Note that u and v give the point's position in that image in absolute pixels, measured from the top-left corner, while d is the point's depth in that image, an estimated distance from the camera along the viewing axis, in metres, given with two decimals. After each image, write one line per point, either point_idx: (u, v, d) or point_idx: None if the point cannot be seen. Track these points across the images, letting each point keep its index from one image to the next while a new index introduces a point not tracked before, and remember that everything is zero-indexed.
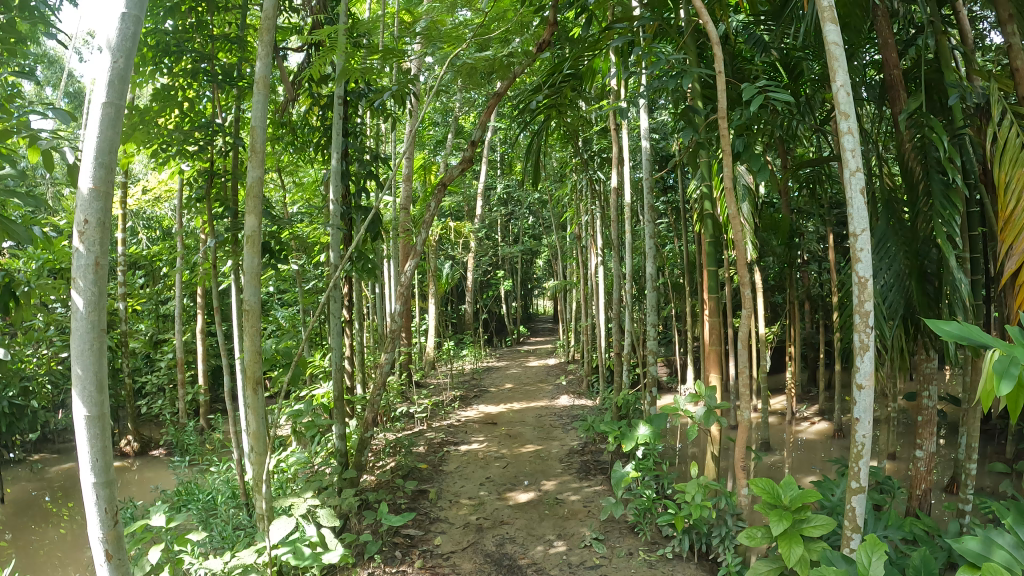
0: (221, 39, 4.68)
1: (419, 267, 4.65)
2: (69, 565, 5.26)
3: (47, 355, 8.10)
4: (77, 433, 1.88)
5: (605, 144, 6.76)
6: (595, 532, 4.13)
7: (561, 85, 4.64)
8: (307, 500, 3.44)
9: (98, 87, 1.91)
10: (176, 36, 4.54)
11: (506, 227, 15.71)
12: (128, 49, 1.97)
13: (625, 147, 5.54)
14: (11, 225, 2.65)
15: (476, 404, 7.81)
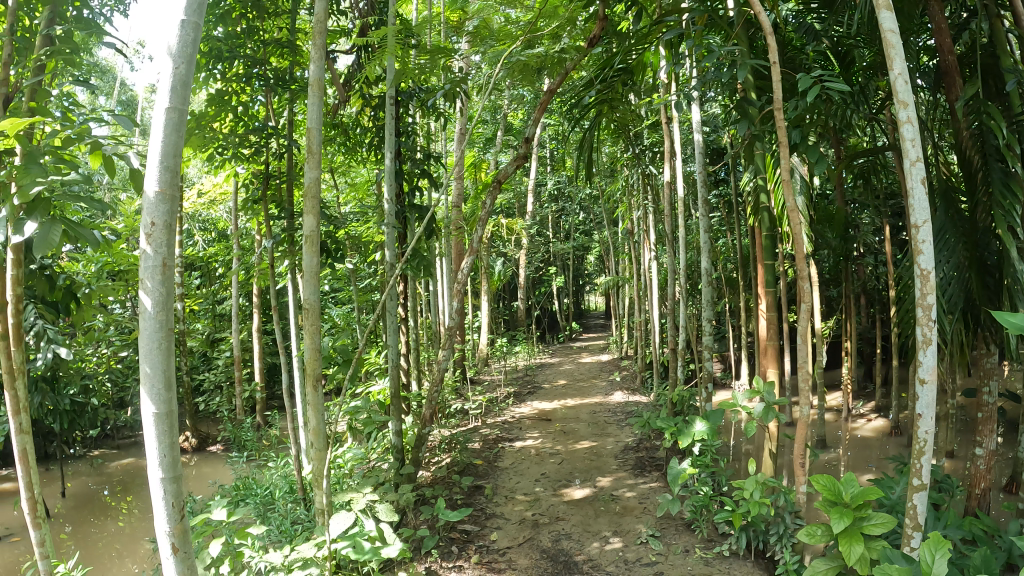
0: (273, 44, 4.76)
1: (474, 265, 4.63)
2: (127, 557, 5.40)
3: (108, 354, 8.34)
4: (145, 430, 1.92)
5: (657, 138, 6.70)
6: (651, 529, 4.10)
7: (612, 80, 4.57)
8: (366, 495, 3.48)
9: (161, 93, 1.96)
10: (228, 41, 4.63)
11: (557, 223, 15.67)
12: (189, 55, 2.01)
13: (677, 140, 5.47)
14: (79, 230, 2.66)
15: (530, 401, 7.80)
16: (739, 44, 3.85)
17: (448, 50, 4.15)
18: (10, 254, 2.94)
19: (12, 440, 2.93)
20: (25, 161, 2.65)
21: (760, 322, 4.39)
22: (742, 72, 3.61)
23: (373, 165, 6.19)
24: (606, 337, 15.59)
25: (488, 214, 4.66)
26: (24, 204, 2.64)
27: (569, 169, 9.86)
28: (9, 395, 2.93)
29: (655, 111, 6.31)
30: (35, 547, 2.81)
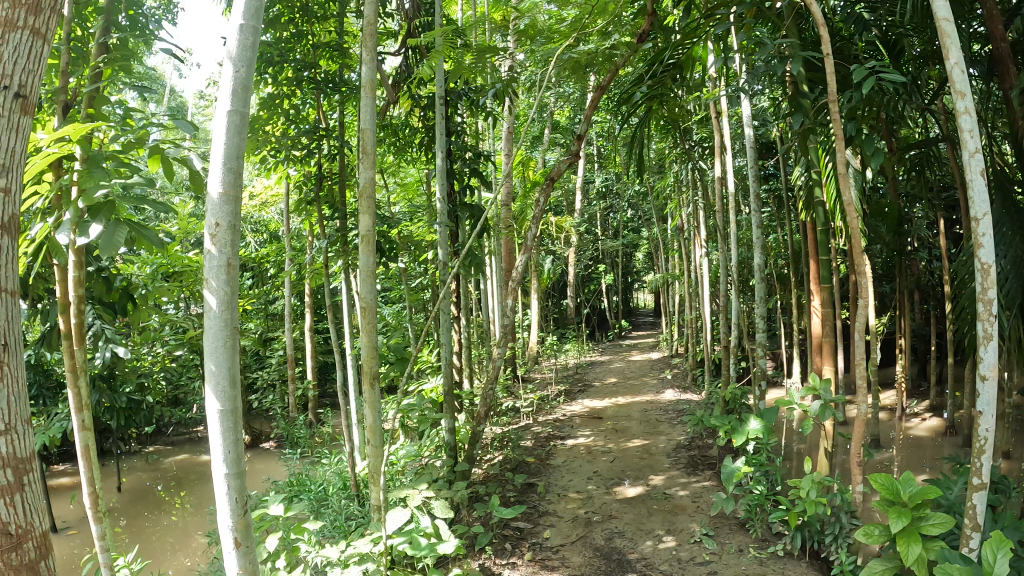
0: (322, 48, 4.83)
1: (530, 260, 4.48)
2: (181, 551, 5.51)
3: (163, 352, 8.51)
4: (211, 427, 1.98)
5: (706, 133, 6.61)
6: (705, 527, 4.07)
7: (663, 75, 4.51)
8: (422, 492, 3.50)
9: (222, 96, 2.03)
10: (278, 46, 4.69)
11: (605, 221, 15.59)
12: (249, 60, 2.07)
13: (728, 135, 5.40)
14: (145, 231, 2.74)
15: (581, 399, 7.77)
16: (790, 37, 3.78)
17: (495, 49, 4.13)
18: (72, 256, 3.05)
19: (75, 436, 3.03)
20: (89, 167, 2.74)
21: (814, 318, 4.33)
22: (795, 65, 3.56)
23: (423, 164, 6.21)
24: (658, 334, 15.44)
25: (543, 211, 4.51)
26: (89, 209, 2.73)
27: (617, 166, 9.79)
28: (72, 391, 3.04)
29: (704, 105, 6.23)
30: (95, 540, 2.86)
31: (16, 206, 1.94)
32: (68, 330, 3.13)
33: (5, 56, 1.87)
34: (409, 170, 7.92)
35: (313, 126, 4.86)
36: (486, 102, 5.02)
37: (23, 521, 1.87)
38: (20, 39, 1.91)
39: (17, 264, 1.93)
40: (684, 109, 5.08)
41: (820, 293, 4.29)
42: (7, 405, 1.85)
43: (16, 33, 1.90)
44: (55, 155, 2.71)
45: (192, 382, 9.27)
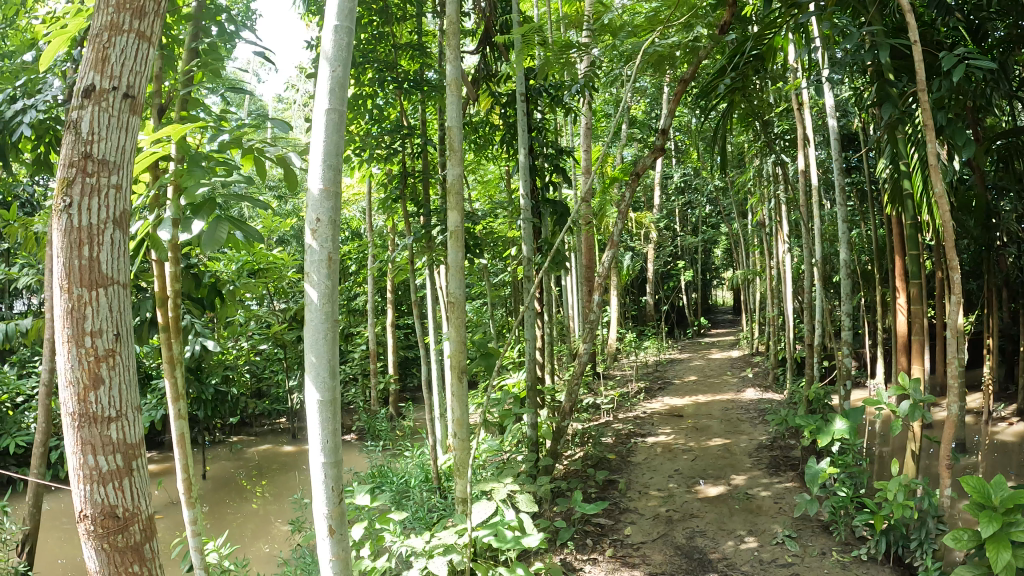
0: (404, 48, 4.90)
1: (615, 259, 3.87)
2: (267, 538, 5.63)
3: (246, 346, 8.78)
4: (311, 416, 2.20)
5: (788, 127, 6.47)
6: (787, 530, 3.99)
7: (745, 67, 4.33)
8: (506, 484, 3.65)
9: (321, 96, 2.26)
10: (360, 48, 4.79)
11: (684, 217, 15.31)
12: (344, 60, 2.29)
13: (812, 127, 5.26)
14: (245, 227, 2.98)
15: (661, 398, 7.68)
16: (876, 26, 3.69)
17: (574, 42, 4.08)
18: (170, 254, 3.27)
19: (171, 425, 3.23)
20: (190, 166, 3.06)
21: (902, 317, 4.19)
22: (881, 54, 3.46)
23: (504, 161, 6.21)
24: (738, 332, 15.08)
25: (627, 206, 3.87)
26: (192, 205, 2.98)
27: (696, 160, 9.62)
28: (169, 382, 3.22)
29: (787, 99, 6.09)
30: (187, 523, 2.99)
31: (127, 198, 2.22)
32: (166, 323, 3.34)
33: (114, 58, 2.15)
34: (488, 167, 7.92)
35: (395, 124, 4.89)
36: (568, 97, 4.98)
37: (130, 504, 2.19)
38: (128, 41, 2.18)
39: (128, 255, 2.22)
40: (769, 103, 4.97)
41: (906, 290, 4.26)
42: (118, 395, 2.17)
43: (122, 36, 2.16)
44: (159, 155, 2.95)
45: (276, 375, 9.50)
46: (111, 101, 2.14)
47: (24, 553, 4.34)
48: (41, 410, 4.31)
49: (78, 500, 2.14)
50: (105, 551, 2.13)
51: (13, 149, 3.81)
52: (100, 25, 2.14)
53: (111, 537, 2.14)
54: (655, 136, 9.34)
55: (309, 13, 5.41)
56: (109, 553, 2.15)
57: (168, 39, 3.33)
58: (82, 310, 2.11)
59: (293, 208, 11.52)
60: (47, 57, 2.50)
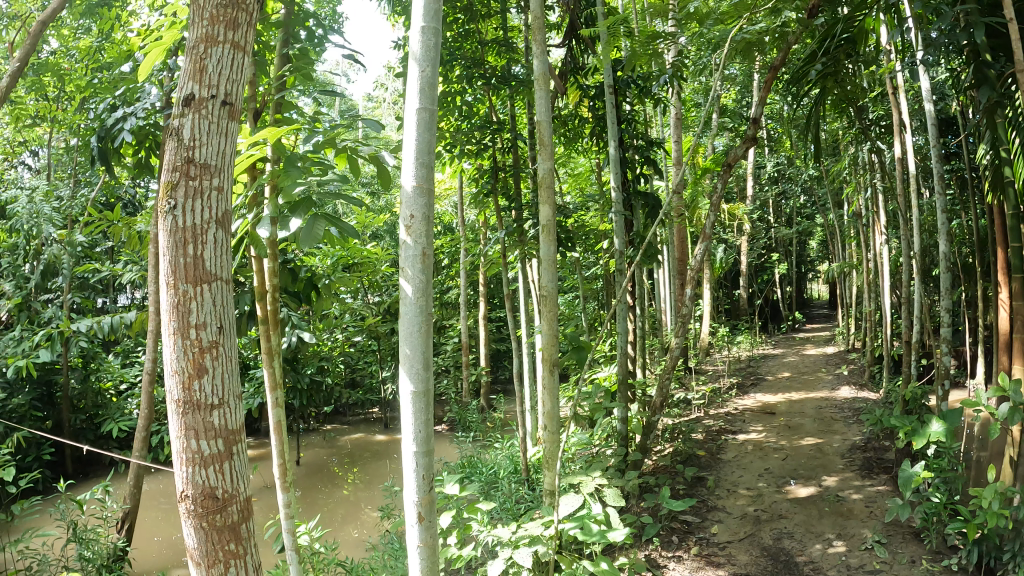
0: (489, 45, 5.03)
1: (707, 252, 3.76)
2: (355, 523, 5.77)
3: (342, 338, 9.18)
4: (405, 407, 2.30)
5: (882, 111, 6.09)
6: (877, 534, 3.81)
7: (835, 52, 4.17)
8: (594, 479, 3.54)
9: (411, 96, 2.37)
10: (448, 46, 4.89)
11: (779, 207, 14.63)
12: (432, 60, 2.39)
13: (908, 112, 4.95)
14: (342, 225, 3.09)
15: (754, 394, 7.31)
16: (970, 4, 3.50)
17: (661, 32, 3.98)
18: (269, 250, 3.47)
19: (269, 413, 3.42)
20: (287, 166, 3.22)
21: (1002, 312, 3.96)
22: (977, 34, 3.30)
23: (592, 154, 6.13)
24: (837, 326, 14.21)
25: (719, 197, 3.77)
26: (290, 204, 3.20)
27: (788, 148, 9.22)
28: (267, 370, 3.45)
29: (879, 82, 5.71)
30: (280, 506, 3.14)
31: (228, 199, 2.29)
32: (265, 316, 3.53)
33: (210, 67, 2.21)
34: (578, 160, 7.86)
35: (484, 120, 5.02)
36: (656, 88, 4.87)
37: (229, 487, 2.23)
38: (223, 51, 2.24)
39: (230, 251, 2.28)
40: (865, 88, 4.68)
41: (1008, 285, 3.94)
42: (221, 384, 2.23)
43: (218, 45, 2.23)
44: (255, 158, 3.09)
45: (370, 365, 9.75)
46: (210, 108, 2.21)
47: (125, 530, 4.67)
48: (144, 397, 4.81)
49: (180, 482, 2.19)
50: (204, 530, 2.16)
51: (116, 152, 4.15)
52: (195, 35, 2.20)
53: (211, 516, 2.16)
54: (747, 123, 8.99)
55: (394, 14, 5.56)
56: (208, 533, 2.18)
57: (260, 45, 3.47)
58: (187, 304, 2.18)
59: (388, 204, 11.77)
60: (145, 68, 2.65)
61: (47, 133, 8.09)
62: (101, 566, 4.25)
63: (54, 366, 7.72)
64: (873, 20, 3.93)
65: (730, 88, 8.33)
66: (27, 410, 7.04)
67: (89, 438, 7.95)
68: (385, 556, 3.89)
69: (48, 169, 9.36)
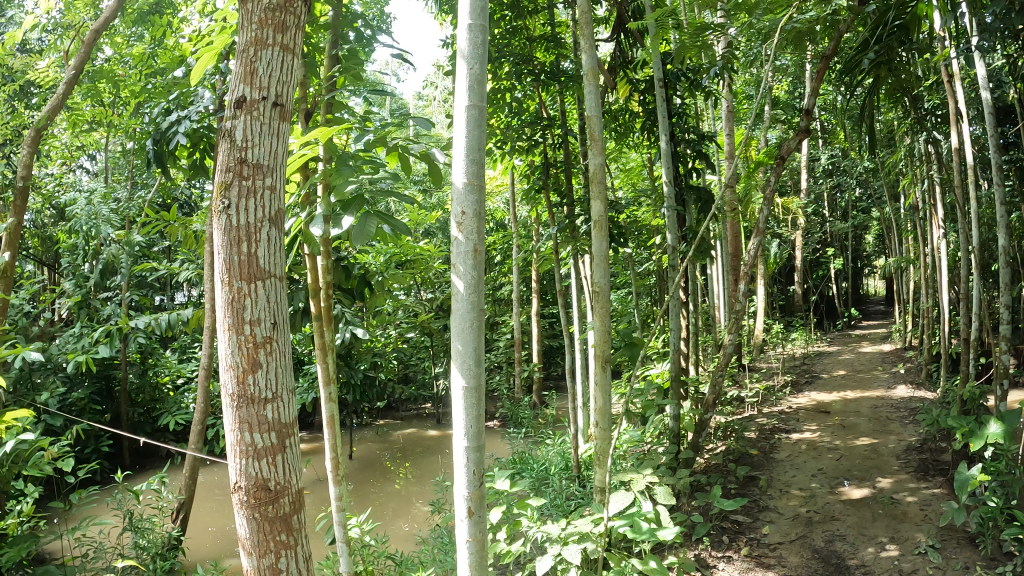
0: (538, 40, 5.08)
1: (761, 247, 3.69)
2: (404, 518, 5.81)
3: (395, 334, 9.29)
4: (456, 402, 2.33)
5: (939, 100, 5.79)
6: (931, 538, 3.72)
7: (888, 39, 3.97)
8: (646, 475, 3.49)
9: (461, 94, 2.39)
10: (497, 43, 4.98)
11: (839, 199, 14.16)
12: (480, 57, 2.41)
13: (964, 100, 4.75)
14: (394, 221, 3.13)
15: (808, 393, 6.97)
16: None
17: (711, 23, 3.92)
18: (322, 247, 3.56)
19: (322, 407, 3.50)
20: (338, 165, 3.26)
21: None
22: None
23: (645, 149, 6.05)
24: (893, 320, 13.47)
25: (772, 191, 3.73)
26: (342, 202, 3.25)
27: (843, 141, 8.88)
28: (321, 366, 3.54)
29: (935, 68, 5.42)
30: (332, 497, 3.21)
31: (282, 198, 2.26)
32: (319, 312, 3.63)
33: (261, 70, 2.18)
34: (629, 154, 7.77)
35: (534, 117, 5.08)
36: (707, 80, 4.80)
37: (281, 478, 2.23)
38: (273, 55, 2.21)
39: (283, 250, 2.26)
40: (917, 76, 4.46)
41: None
42: (275, 379, 2.22)
43: (267, 50, 2.19)
44: (307, 158, 3.15)
45: (423, 361, 9.81)
46: (262, 110, 2.18)
47: (178, 520, 4.86)
48: (200, 391, 5.01)
49: (234, 472, 2.20)
50: (256, 520, 2.17)
51: (171, 155, 4.33)
52: (244, 41, 2.17)
53: (262, 507, 2.18)
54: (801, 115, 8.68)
55: (441, 12, 5.64)
56: (260, 523, 2.19)
57: (310, 47, 3.55)
58: (241, 301, 2.16)
59: (440, 202, 11.79)
60: (198, 73, 2.74)
61: (104, 137, 8.32)
62: (156, 554, 4.30)
63: (113, 361, 7.94)
64: (926, 6, 3.76)
65: (782, 79, 8.04)
66: (86, 404, 7.29)
67: (146, 431, 8.16)
68: (435, 549, 3.99)
69: (105, 174, 9.64)
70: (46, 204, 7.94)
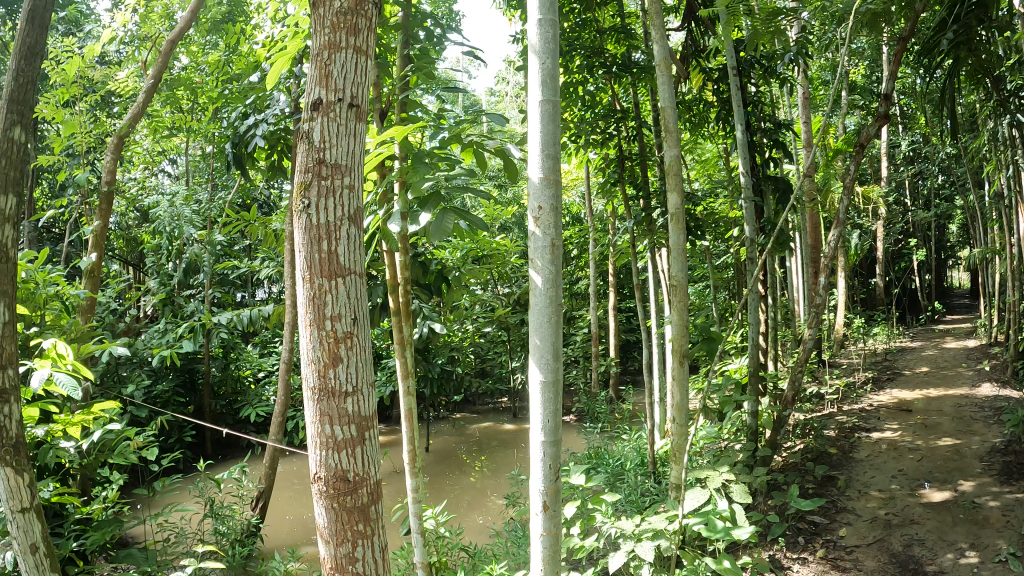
0: (608, 33, 5.13)
1: (842, 238, 3.74)
2: (478, 510, 5.88)
3: (472, 329, 9.41)
4: (534, 396, 2.31)
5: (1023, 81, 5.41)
6: (1013, 546, 3.54)
7: (966, 17, 3.90)
8: (723, 473, 3.42)
9: (533, 88, 2.34)
10: (568, 37, 5.06)
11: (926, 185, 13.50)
12: (551, 50, 2.37)
13: None
14: (472, 217, 3.07)
15: (889, 390, 6.65)
16: None
17: (783, 8, 3.90)
18: (400, 244, 3.63)
19: (401, 401, 3.57)
20: (414, 163, 3.25)
21: None
22: None
23: (718, 139, 5.93)
24: (980, 314, 12.66)
25: (852, 180, 3.82)
26: (419, 199, 3.26)
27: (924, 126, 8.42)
28: (400, 360, 3.61)
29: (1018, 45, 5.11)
30: (408, 490, 3.27)
31: (361, 197, 2.11)
32: (399, 308, 3.70)
33: (336, 72, 2.03)
34: (704, 146, 7.63)
35: (608, 109, 5.14)
36: (782, 68, 4.72)
37: (361, 469, 2.09)
38: (346, 58, 2.06)
39: (364, 247, 2.11)
40: (999, 56, 4.27)
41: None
42: (356, 373, 2.07)
43: (341, 52, 2.04)
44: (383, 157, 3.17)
45: (499, 356, 9.96)
46: (339, 111, 2.04)
47: (259, 507, 5.05)
48: (282, 384, 5.20)
49: (314, 463, 2.07)
50: (335, 512, 2.04)
51: (250, 157, 4.53)
52: (317, 44, 2.03)
53: (340, 498, 2.04)
54: (879, 100, 8.31)
55: (510, 10, 5.78)
56: (340, 516, 2.05)
57: (382, 49, 3.66)
58: (323, 298, 2.02)
59: (514, 196, 11.80)
60: (272, 77, 2.78)
61: (184, 142, 8.71)
62: (235, 540, 4.48)
63: (197, 355, 8.28)
64: None
65: (859, 62, 7.64)
66: (170, 396, 7.67)
67: (228, 422, 8.48)
68: (508, 543, 4.09)
69: (186, 177, 10.02)
70: (131, 207, 8.36)
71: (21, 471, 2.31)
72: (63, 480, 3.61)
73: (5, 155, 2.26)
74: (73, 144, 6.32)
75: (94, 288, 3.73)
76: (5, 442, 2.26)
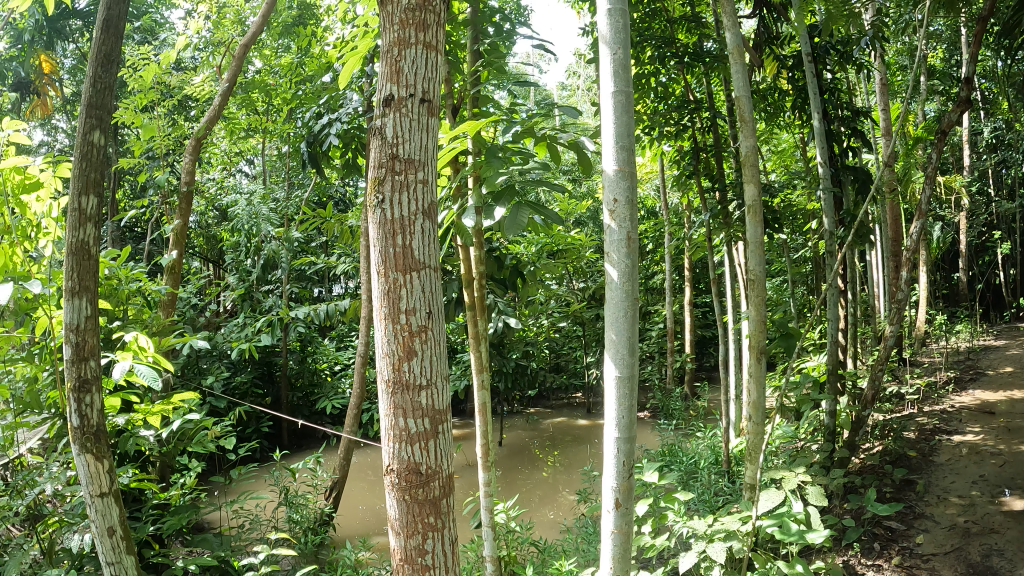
0: (680, 22, 5.06)
1: (923, 231, 3.65)
2: (547, 505, 5.90)
3: (547, 323, 9.41)
4: (609, 391, 2.28)
5: None
6: None
7: None
8: (798, 475, 3.34)
9: (606, 79, 2.31)
10: (641, 28, 5.02)
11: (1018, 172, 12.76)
12: (624, 40, 2.33)
13: None
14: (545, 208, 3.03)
15: (971, 391, 6.30)
16: None
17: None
18: (473, 239, 3.67)
19: (474, 394, 3.60)
20: (488, 157, 3.26)
21: None
22: None
23: (793, 129, 5.77)
24: None
25: (934, 170, 3.67)
26: (492, 194, 3.21)
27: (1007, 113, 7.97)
28: (474, 354, 3.65)
29: None
30: (480, 484, 3.30)
31: (435, 191, 2.12)
32: (473, 304, 3.75)
33: (406, 68, 2.04)
34: (780, 137, 7.43)
35: (681, 100, 5.08)
36: (859, 54, 4.56)
37: (434, 462, 2.10)
38: (417, 54, 2.07)
39: (438, 242, 2.12)
40: None
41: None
42: (430, 365, 2.08)
43: (411, 49, 2.06)
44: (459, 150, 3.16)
45: (574, 351, 9.93)
46: (410, 107, 2.05)
47: (333, 497, 5.21)
48: (357, 377, 5.34)
49: (388, 455, 2.09)
50: (406, 504, 2.05)
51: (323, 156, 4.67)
52: (387, 42, 2.05)
53: (412, 490, 2.05)
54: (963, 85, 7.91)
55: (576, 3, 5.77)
56: (412, 508, 2.06)
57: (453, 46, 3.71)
58: (397, 291, 2.04)
59: (589, 190, 11.76)
60: (345, 74, 2.83)
61: (259, 142, 9.04)
62: (307, 528, 4.64)
63: (275, 349, 8.59)
64: None
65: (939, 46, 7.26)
66: (249, 387, 7.98)
67: (305, 414, 8.75)
68: (578, 539, 4.11)
69: (262, 177, 10.36)
70: (211, 206, 8.72)
71: (102, 459, 2.46)
72: (144, 466, 3.82)
73: (87, 158, 2.39)
74: (151, 146, 6.68)
75: (175, 282, 3.92)
76: (86, 431, 2.42)
